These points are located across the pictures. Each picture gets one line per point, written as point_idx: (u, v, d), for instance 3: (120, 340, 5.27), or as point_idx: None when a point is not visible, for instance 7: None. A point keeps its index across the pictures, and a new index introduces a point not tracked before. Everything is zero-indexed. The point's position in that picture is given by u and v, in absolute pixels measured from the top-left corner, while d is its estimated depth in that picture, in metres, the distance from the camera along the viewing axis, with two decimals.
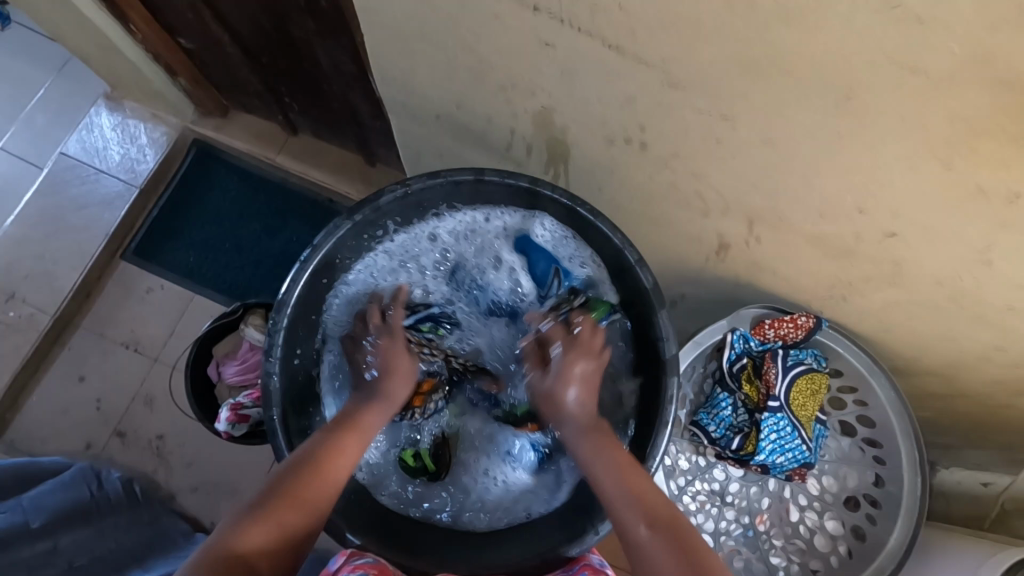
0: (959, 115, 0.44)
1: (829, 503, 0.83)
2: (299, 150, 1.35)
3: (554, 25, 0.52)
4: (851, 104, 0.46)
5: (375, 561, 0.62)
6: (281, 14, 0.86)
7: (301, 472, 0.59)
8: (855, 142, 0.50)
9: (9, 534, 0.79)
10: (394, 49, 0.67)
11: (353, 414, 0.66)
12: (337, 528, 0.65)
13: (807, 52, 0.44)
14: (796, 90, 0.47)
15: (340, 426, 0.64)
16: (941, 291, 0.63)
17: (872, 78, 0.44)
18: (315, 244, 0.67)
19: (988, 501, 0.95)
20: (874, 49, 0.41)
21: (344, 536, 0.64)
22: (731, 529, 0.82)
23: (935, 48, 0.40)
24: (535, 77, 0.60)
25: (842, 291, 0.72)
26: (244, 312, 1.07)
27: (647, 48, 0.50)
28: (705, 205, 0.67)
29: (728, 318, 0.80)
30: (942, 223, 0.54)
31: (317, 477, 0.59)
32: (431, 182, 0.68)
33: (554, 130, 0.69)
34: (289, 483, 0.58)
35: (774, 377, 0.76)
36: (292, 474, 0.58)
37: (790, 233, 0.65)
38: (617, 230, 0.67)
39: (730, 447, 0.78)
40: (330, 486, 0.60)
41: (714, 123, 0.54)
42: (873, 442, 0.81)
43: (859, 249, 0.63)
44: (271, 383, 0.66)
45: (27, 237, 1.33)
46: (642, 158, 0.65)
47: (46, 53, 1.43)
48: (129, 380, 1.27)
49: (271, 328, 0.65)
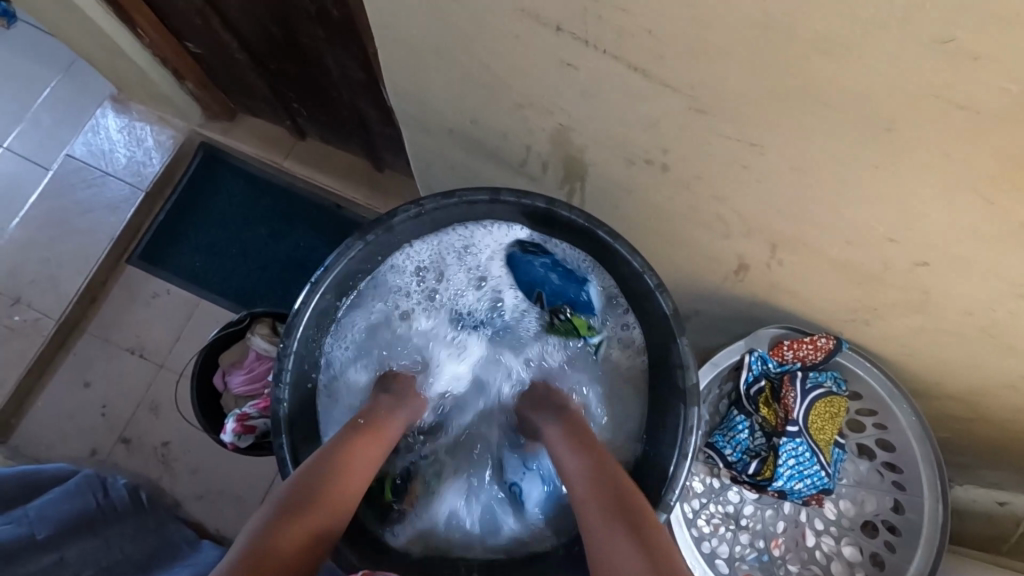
0: (1006, 152, 0.42)
1: (846, 528, 0.81)
2: (305, 154, 1.33)
3: (576, 45, 0.50)
4: (890, 136, 0.45)
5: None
6: (289, 22, 0.84)
7: (329, 467, 0.58)
8: (889, 171, 0.48)
9: (13, 547, 0.78)
10: (410, 65, 0.65)
11: (377, 418, 0.66)
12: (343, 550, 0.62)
13: (843, 80, 0.42)
14: (831, 120, 0.45)
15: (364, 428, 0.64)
16: (970, 320, 0.61)
17: (913, 109, 0.42)
18: (327, 264, 0.65)
19: (1003, 522, 0.92)
20: (916, 80, 0.39)
21: (340, 550, 0.62)
22: (745, 553, 0.81)
23: (984, 84, 0.38)
24: (553, 96, 0.59)
25: (865, 314, 0.70)
26: (251, 321, 1.06)
27: (674, 73, 0.48)
28: (726, 227, 0.66)
29: (746, 339, 0.79)
30: (978, 256, 0.52)
31: (342, 472, 0.58)
32: (446, 203, 0.67)
33: (571, 148, 0.67)
34: (313, 480, 0.56)
35: (792, 401, 0.74)
36: (316, 473, 0.57)
37: (813, 255, 0.64)
38: (637, 253, 0.65)
39: (747, 472, 0.76)
40: (356, 486, 0.59)
41: (741, 148, 0.53)
42: (892, 466, 0.79)
43: (886, 275, 0.61)
44: (281, 409, 0.64)
45: (32, 240, 1.32)
46: (662, 178, 0.63)
47: (52, 53, 1.41)
48: (134, 385, 1.27)
49: (282, 353, 0.64)
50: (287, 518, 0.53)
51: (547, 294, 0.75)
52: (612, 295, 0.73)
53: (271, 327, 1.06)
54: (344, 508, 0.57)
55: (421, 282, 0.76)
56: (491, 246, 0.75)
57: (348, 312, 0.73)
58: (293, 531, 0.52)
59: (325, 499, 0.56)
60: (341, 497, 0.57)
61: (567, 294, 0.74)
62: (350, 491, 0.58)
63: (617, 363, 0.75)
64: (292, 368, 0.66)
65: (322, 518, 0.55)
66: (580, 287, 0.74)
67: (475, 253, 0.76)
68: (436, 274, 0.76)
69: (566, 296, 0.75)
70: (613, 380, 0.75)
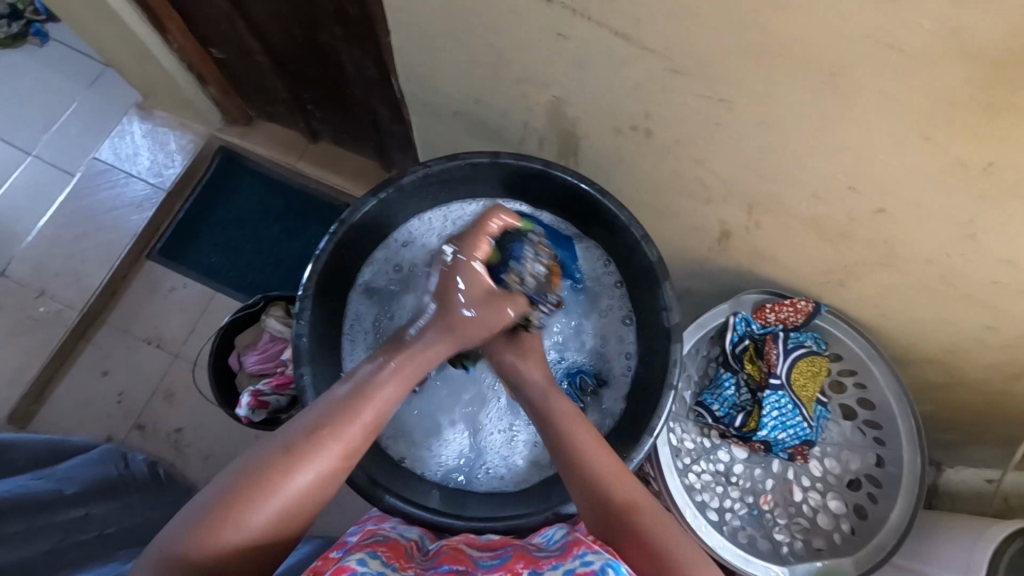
0: (934, 89, 0.48)
1: (832, 483, 0.86)
2: (318, 157, 1.41)
3: (567, 16, 0.57)
4: (836, 80, 0.51)
5: (386, 539, 0.60)
6: (310, 24, 0.92)
7: (296, 452, 0.53)
8: (845, 118, 0.55)
9: (47, 498, 0.80)
10: (419, 48, 0.72)
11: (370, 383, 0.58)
12: (370, 487, 0.68)
13: (794, 33, 0.49)
14: (786, 69, 0.52)
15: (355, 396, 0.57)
16: (932, 270, 0.67)
17: (856, 54, 0.48)
18: (343, 219, 0.73)
19: (988, 499, 0.91)
20: (854, 25, 0.46)
21: (380, 496, 0.68)
22: (736, 507, 0.85)
23: (908, 24, 0.45)
24: (546, 68, 0.66)
25: (840, 276, 0.76)
26: (265, 305, 1.09)
27: (652, 36, 0.55)
28: (707, 192, 0.72)
29: (730, 302, 0.84)
30: (928, 199, 0.58)
31: (314, 459, 0.53)
32: (450, 165, 0.74)
33: (565, 121, 0.74)
34: (281, 464, 0.52)
35: (776, 357, 0.80)
36: (289, 453, 0.53)
37: (788, 216, 0.70)
38: (623, 208, 0.72)
39: (734, 425, 0.82)
40: (335, 465, 0.54)
41: (715, 106, 0.59)
42: (873, 424, 0.84)
43: (852, 230, 0.67)
44: (301, 343, 0.70)
45: (58, 237, 1.39)
46: (647, 145, 0.70)
47: (82, 68, 1.51)
48: (151, 373, 1.32)
49: (301, 295, 0.70)
50: (237, 515, 0.50)
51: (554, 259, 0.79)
52: (597, 255, 0.81)
53: (285, 310, 1.09)
54: (317, 492, 0.54)
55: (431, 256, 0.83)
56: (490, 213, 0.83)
57: (370, 276, 0.82)
58: (244, 529, 0.50)
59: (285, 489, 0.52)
60: (317, 481, 0.53)
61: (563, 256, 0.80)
62: (327, 474, 0.54)
63: (606, 314, 0.81)
64: (312, 314, 0.73)
65: (283, 510, 0.51)
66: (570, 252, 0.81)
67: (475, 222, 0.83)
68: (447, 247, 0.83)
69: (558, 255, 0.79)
70: (604, 326, 0.82)
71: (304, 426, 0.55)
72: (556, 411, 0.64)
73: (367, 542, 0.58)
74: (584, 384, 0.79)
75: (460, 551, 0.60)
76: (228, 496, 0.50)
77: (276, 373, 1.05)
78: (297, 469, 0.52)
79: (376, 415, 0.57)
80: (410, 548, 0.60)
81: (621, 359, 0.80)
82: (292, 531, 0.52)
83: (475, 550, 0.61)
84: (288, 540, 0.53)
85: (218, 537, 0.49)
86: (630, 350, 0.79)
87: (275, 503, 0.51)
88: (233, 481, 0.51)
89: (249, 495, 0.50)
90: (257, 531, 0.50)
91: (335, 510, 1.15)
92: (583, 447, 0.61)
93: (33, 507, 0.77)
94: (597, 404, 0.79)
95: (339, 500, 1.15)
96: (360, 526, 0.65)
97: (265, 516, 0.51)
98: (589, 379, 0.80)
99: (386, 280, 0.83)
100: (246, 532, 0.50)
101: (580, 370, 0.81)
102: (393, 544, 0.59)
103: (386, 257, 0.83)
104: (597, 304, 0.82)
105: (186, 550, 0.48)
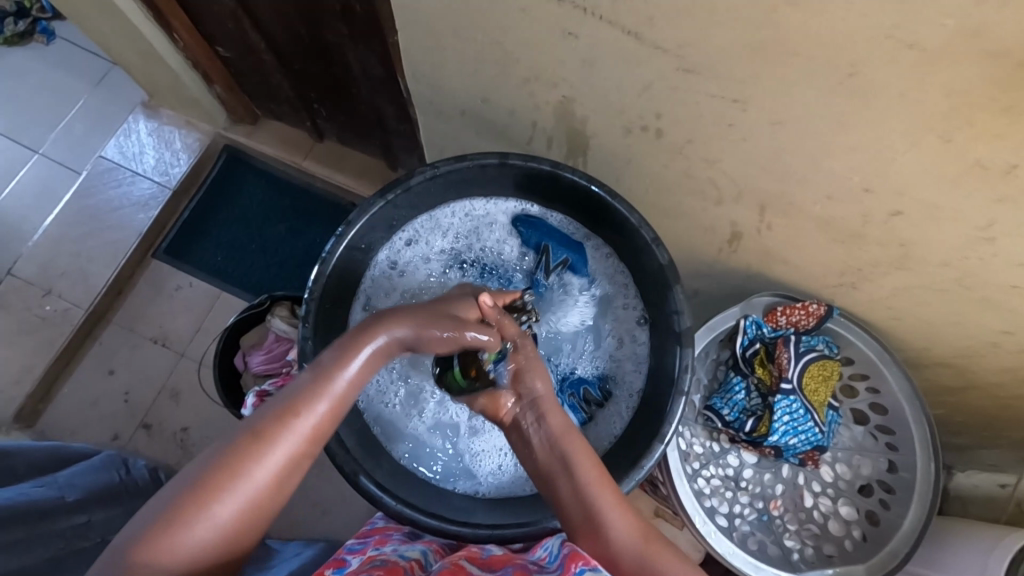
0: (954, 89, 0.47)
1: (843, 489, 0.85)
2: (324, 155, 1.40)
3: (577, 14, 0.56)
4: (854, 81, 0.50)
5: (383, 564, 0.58)
6: (316, 22, 0.91)
7: (252, 459, 0.52)
8: (863, 120, 0.53)
9: (47, 505, 0.80)
10: (425, 46, 0.71)
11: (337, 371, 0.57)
12: (353, 471, 0.68)
13: (811, 32, 0.48)
14: (802, 68, 0.51)
15: (321, 379, 0.57)
16: (949, 274, 0.65)
17: (874, 53, 0.47)
18: (349, 220, 0.73)
19: (1000, 504, 0.88)
20: (873, 24, 0.45)
21: (359, 479, 0.67)
22: (746, 513, 0.84)
23: (929, 24, 0.43)
24: (555, 67, 0.65)
25: (852, 278, 0.74)
26: (271, 304, 1.07)
27: (662, 34, 0.54)
28: (718, 192, 0.71)
29: (740, 305, 0.82)
30: (946, 200, 0.57)
31: (271, 456, 0.53)
32: (458, 165, 0.73)
33: (573, 120, 0.73)
34: (246, 454, 0.52)
35: (786, 361, 0.78)
36: (255, 444, 0.52)
37: (801, 218, 0.69)
38: (634, 210, 0.71)
39: (744, 430, 0.80)
40: (304, 448, 0.55)
41: (727, 107, 0.58)
42: (885, 429, 0.83)
43: (867, 231, 0.66)
44: (306, 345, 0.70)
45: (64, 237, 1.39)
46: (656, 145, 0.69)
47: (87, 66, 1.51)
48: (157, 373, 1.32)
49: (308, 298, 0.70)
50: (192, 517, 0.49)
51: (550, 252, 0.81)
52: (609, 257, 0.80)
53: (290, 310, 1.07)
54: (284, 480, 0.53)
55: (434, 260, 0.82)
56: (497, 214, 0.82)
57: (375, 279, 0.80)
58: (211, 525, 0.49)
59: (247, 488, 0.51)
60: (283, 469, 0.53)
61: (561, 254, 0.81)
62: (291, 461, 0.54)
63: (618, 320, 0.80)
64: (318, 316, 0.72)
65: (245, 510, 0.51)
66: (581, 257, 0.81)
67: (483, 223, 0.82)
68: (452, 251, 0.82)
69: (558, 257, 0.81)
70: (613, 332, 0.81)
71: (270, 415, 0.54)
72: (568, 450, 0.62)
73: (364, 569, 0.57)
74: (588, 397, 0.79)
75: (460, 568, 0.58)
76: (178, 504, 0.49)
77: (281, 374, 1.04)
78: (265, 458, 0.52)
79: (335, 407, 0.56)
80: (410, 569, 0.59)
81: (633, 364, 0.79)
82: (264, 516, 0.53)
83: (477, 566, 0.59)
84: (250, 541, 0.53)
85: (171, 547, 0.48)
86: (641, 344, 0.78)
87: (235, 504, 0.51)
88: (181, 490, 0.50)
89: (205, 496, 0.50)
90: (218, 530, 0.50)
91: (339, 511, 1.14)
92: (589, 479, 0.61)
93: (34, 515, 0.77)
94: (600, 416, 0.78)
95: (344, 501, 1.15)
96: (363, 548, 0.63)
97: (227, 519, 0.50)
98: (593, 391, 0.79)
99: (388, 282, 0.81)
100: (207, 535, 0.49)
101: (584, 382, 0.80)
102: (392, 567, 0.57)
103: (390, 260, 0.81)
104: (611, 309, 0.81)
105: (153, 540, 0.48)
